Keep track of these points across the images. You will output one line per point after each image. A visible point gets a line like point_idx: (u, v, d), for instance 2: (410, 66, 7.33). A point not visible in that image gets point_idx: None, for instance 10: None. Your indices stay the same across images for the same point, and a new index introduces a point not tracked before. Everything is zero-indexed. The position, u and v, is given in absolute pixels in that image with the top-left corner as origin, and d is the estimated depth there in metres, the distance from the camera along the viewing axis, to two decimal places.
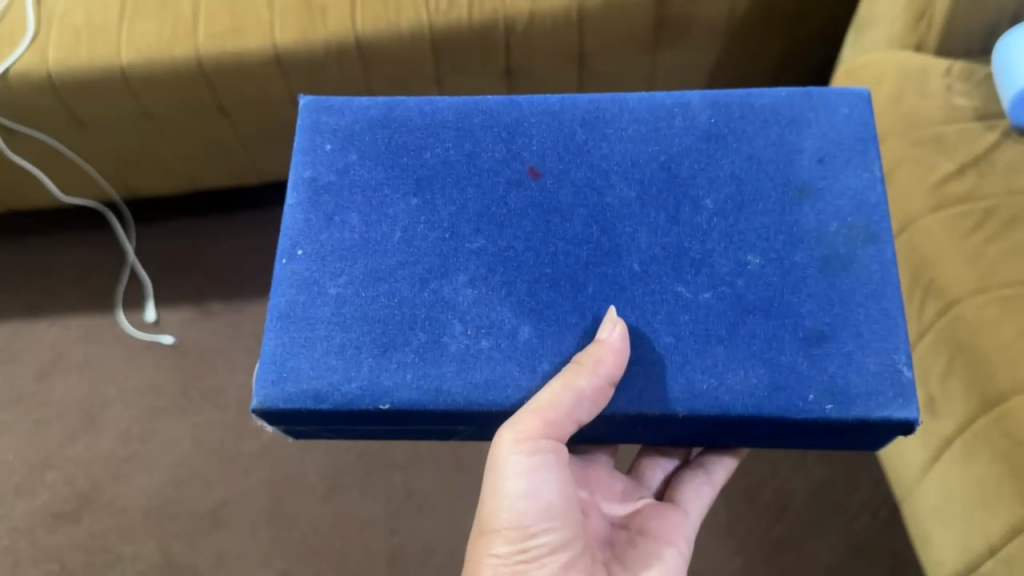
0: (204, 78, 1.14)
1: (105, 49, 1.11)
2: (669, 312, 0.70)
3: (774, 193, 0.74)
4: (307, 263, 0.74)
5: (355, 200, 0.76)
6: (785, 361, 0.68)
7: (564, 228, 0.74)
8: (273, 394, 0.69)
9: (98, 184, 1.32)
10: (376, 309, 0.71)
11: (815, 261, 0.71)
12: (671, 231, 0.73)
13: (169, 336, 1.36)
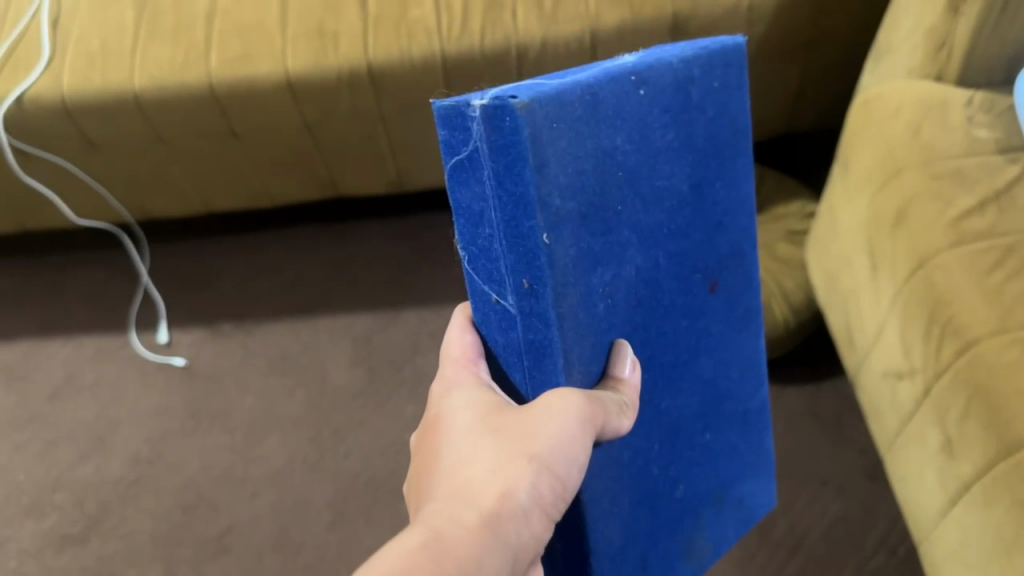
0: (216, 102, 1.14)
1: (118, 73, 1.12)
2: (641, 465, 0.70)
3: (713, 484, 0.81)
4: (632, 102, 0.59)
5: (678, 138, 0.64)
6: (634, 547, 0.71)
7: (679, 328, 0.71)
8: (552, 98, 0.52)
9: (111, 206, 1.33)
10: (592, 195, 0.57)
11: (693, 515, 0.79)
12: (684, 413, 0.75)
13: (180, 358, 1.36)
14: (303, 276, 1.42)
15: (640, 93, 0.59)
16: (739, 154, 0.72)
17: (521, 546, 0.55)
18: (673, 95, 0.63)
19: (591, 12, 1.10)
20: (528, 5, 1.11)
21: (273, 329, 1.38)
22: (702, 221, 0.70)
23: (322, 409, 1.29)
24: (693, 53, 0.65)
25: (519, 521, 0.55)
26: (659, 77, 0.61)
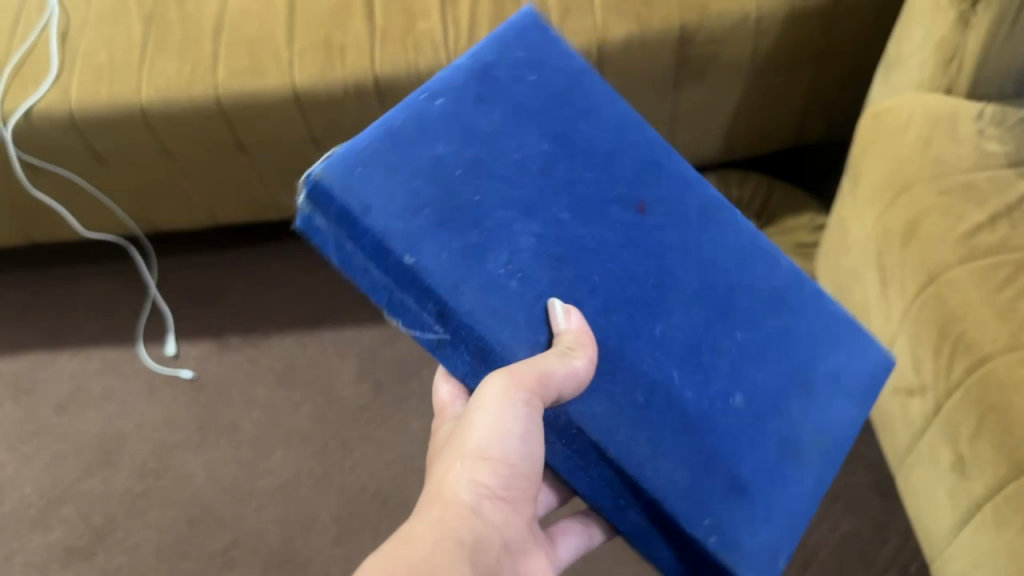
0: (223, 115, 1.14)
1: (125, 87, 1.12)
2: (668, 393, 0.70)
3: (786, 369, 0.77)
4: (429, 124, 0.67)
5: (506, 113, 0.71)
6: (714, 483, 0.71)
7: (632, 253, 0.72)
8: (342, 155, 0.63)
9: (119, 218, 1.33)
10: (454, 194, 0.65)
11: (777, 414, 0.75)
12: (703, 324, 0.73)
13: (187, 371, 1.36)
14: (301, 297, 1.41)
15: (435, 103, 0.68)
16: (591, 89, 0.76)
17: (489, 532, 0.62)
18: (479, 87, 0.71)
19: (598, 25, 1.10)
20: None
21: (279, 341, 1.38)
22: (587, 152, 0.73)
23: (328, 422, 1.29)
24: (477, 49, 0.73)
25: (468, 518, 0.61)
26: (449, 84, 0.70)
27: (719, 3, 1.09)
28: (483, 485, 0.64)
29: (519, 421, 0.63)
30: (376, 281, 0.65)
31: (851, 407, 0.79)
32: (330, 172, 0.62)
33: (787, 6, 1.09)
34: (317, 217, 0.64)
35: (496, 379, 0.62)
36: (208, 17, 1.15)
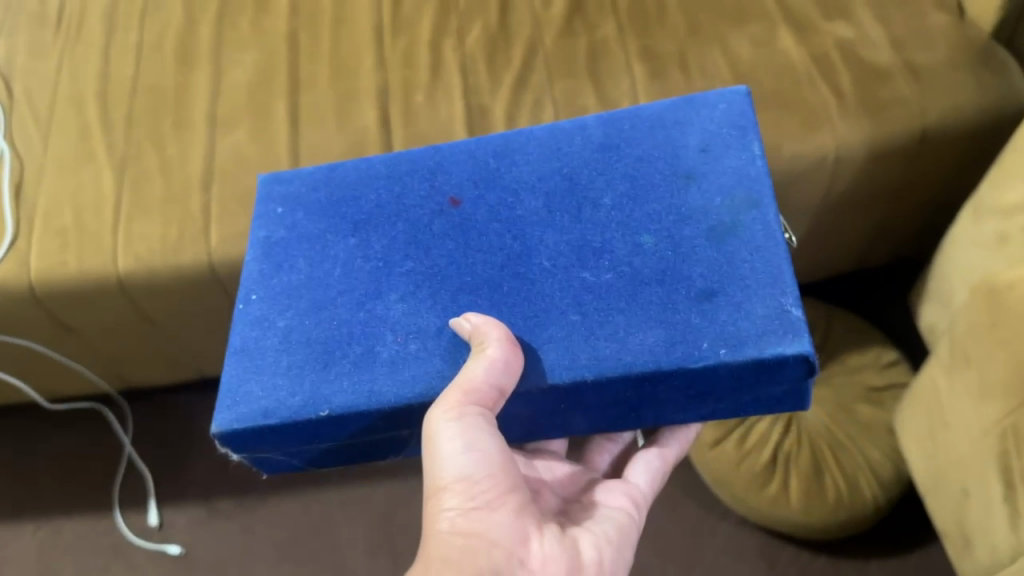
0: (217, 283, 0.95)
1: (99, 257, 0.93)
2: (592, 290, 0.67)
3: (661, 182, 0.72)
4: (264, 314, 0.71)
5: (307, 254, 0.74)
6: (682, 313, 0.64)
7: (481, 241, 0.71)
8: (237, 355, 0.69)
9: (88, 379, 1.13)
10: (318, 336, 0.69)
11: (711, 239, 0.68)
12: (576, 227, 0.70)
13: (175, 546, 1.18)
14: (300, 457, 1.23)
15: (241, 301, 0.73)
16: (352, 175, 0.78)
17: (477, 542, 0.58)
18: (264, 254, 0.75)
19: None
20: None
21: (278, 505, 1.20)
22: (381, 219, 0.75)
23: None
24: (263, 232, 0.76)
25: (444, 548, 0.58)
26: (251, 276, 0.74)
27: (792, 143, 0.95)
28: (456, 506, 0.60)
29: (464, 435, 0.59)
30: (330, 449, 0.70)
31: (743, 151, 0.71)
32: (228, 430, 0.66)
33: (868, 144, 0.95)
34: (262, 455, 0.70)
35: (433, 411, 0.61)
36: (195, 164, 0.97)
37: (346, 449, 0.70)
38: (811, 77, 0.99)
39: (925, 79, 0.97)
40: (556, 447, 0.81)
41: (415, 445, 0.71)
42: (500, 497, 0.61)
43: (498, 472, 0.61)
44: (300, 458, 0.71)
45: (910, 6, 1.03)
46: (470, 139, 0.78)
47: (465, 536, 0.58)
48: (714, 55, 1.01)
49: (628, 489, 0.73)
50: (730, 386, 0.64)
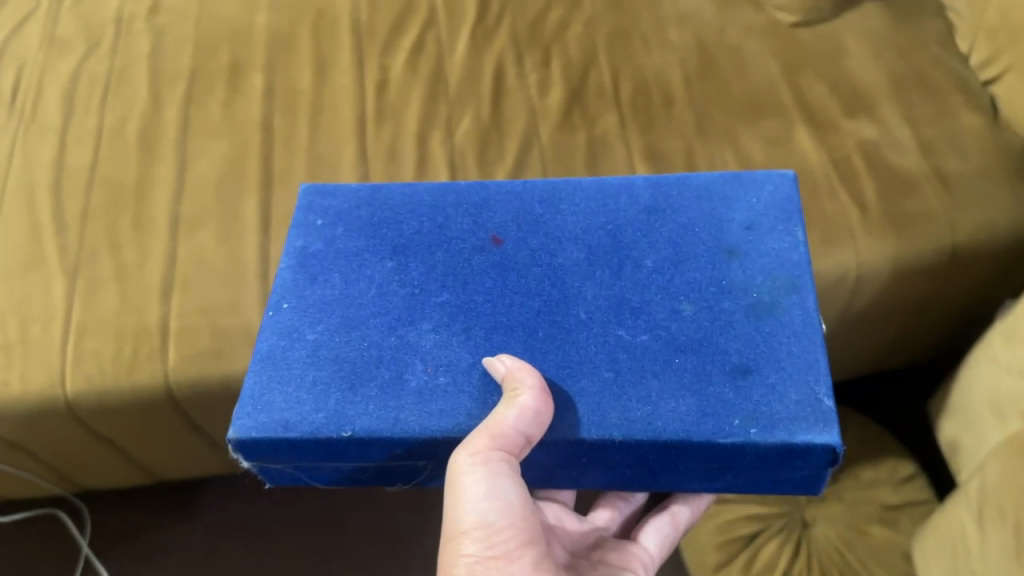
0: (175, 405, 0.87)
1: (43, 378, 0.84)
2: (630, 351, 0.58)
3: (703, 253, 0.63)
4: (295, 324, 0.61)
5: (342, 267, 0.64)
6: (717, 387, 0.56)
7: (518, 283, 0.62)
8: (260, 359, 0.60)
9: (36, 483, 1.03)
10: (348, 356, 0.59)
11: (761, 315, 0.59)
12: (617, 284, 0.62)
13: None
14: (292, 507, 1.15)
15: (270, 304, 0.62)
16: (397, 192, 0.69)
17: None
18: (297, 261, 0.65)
19: None
20: None
21: None
22: (427, 243, 0.65)
23: None
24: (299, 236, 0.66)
25: None
26: (281, 280, 0.64)
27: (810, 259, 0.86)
28: (475, 552, 0.54)
29: (487, 483, 0.53)
30: (339, 472, 0.60)
31: (788, 230, 0.63)
32: (249, 435, 0.56)
33: (893, 261, 0.87)
34: (267, 466, 0.60)
35: (455, 454, 0.54)
36: (154, 271, 0.88)
37: (354, 474, 0.60)
38: (831, 184, 0.90)
39: (956, 189, 0.88)
40: (563, 497, 0.75)
41: (429, 478, 0.61)
42: (520, 548, 0.55)
43: (519, 523, 0.55)
44: (309, 475, 0.61)
45: (941, 103, 0.94)
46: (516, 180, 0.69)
47: None
48: (725, 154, 0.92)
49: (639, 555, 0.70)
50: (756, 471, 0.56)
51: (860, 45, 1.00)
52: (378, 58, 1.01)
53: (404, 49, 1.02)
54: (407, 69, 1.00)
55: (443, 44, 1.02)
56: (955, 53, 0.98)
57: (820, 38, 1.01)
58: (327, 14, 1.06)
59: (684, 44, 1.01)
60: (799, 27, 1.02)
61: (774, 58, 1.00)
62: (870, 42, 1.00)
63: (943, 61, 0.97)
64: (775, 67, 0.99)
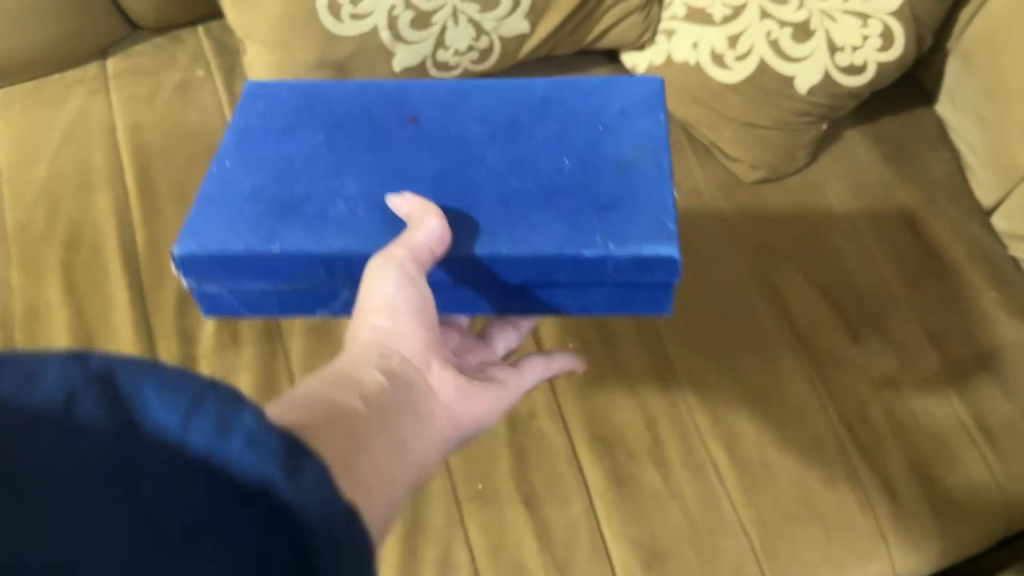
0: None
1: None
2: (523, 185, 0.49)
3: (586, 125, 0.53)
4: (232, 173, 0.51)
5: (279, 140, 0.52)
6: (589, 219, 0.48)
7: (427, 147, 0.52)
8: (204, 207, 0.49)
9: None
10: (278, 194, 0.49)
11: (659, 169, 0.50)
12: (517, 143, 0.52)
13: None
14: None
15: (222, 156, 0.52)
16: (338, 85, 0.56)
17: (395, 357, 0.41)
18: (236, 136, 0.52)
19: None
20: None
21: None
22: (359, 118, 0.54)
23: None
24: (242, 116, 0.54)
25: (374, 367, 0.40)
26: (229, 139, 0.52)
27: None
28: (383, 324, 0.42)
29: (410, 283, 0.42)
30: (262, 294, 0.51)
31: (658, 107, 0.53)
32: (191, 254, 0.47)
33: (936, 563, 0.65)
34: (207, 288, 0.50)
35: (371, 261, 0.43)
36: None
37: (283, 302, 0.51)
38: (850, 460, 0.66)
39: (1007, 447, 0.66)
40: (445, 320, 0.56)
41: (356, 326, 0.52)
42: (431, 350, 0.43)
43: (432, 322, 0.43)
44: (238, 303, 0.52)
45: (969, 306, 0.70)
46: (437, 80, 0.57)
47: (394, 377, 0.40)
48: (697, 428, 0.66)
49: (518, 377, 0.50)
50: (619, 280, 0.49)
51: (852, 211, 0.73)
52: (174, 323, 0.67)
53: None
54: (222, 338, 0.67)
55: None
56: (974, 209, 0.74)
57: (797, 204, 0.73)
58: (82, 245, 0.70)
59: None
60: (763, 185, 0.74)
61: (741, 246, 0.72)
62: (865, 206, 0.73)
63: (963, 228, 0.73)
64: (742, 260, 0.71)
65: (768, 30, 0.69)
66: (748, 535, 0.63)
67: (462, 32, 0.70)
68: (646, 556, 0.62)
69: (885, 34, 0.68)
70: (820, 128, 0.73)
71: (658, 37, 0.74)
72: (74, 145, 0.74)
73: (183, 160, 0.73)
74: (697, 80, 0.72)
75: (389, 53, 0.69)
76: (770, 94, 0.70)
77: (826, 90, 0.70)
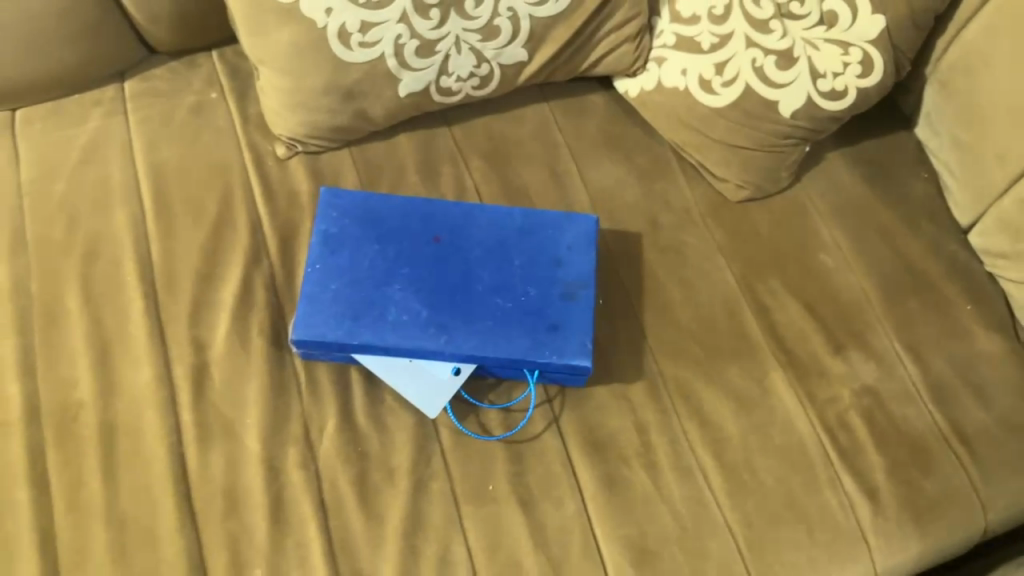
0: None
1: None
2: (493, 326, 0.66)
3: (543, 265, 0.69)
4: (323, 277, 0.67)
5: (346, 228, 0.69)
6: (545, 344, 0.66)
7: (440, 279, 0.68)
8: (306, 305, 0.66)
9: None
10: (354, 299, 0.66)
11: (588, 315, 0.68)
12: (503, 280, 0.68)
13: None
14: None
15: (318, 224, 0.69)
16: (392, 197, 0.71)
17: None
18: (328, 210, 0.70)
19: None
20: None
21: None
22: (400, 223, 0.70)
23: None
24: (328, 201, 0.70)
25: None
26: (324, 211, 0.70)
27: None
28: None
29: None
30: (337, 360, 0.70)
31: (593, 249, 0.70)
32: (300, 337, 0.65)
33: (917, 564, 0.68)
34: (308, 353, 0.69)
35: None
36: None
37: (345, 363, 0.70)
38: (831, 467, 0.69)
39: (984, 455, 0.69)
40: None
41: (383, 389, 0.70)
42: None
43: None
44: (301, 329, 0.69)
45: (947, 320, 0.73)
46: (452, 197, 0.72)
47: None
48: (686, 433, 0.69)
49: None
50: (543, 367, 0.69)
51: (834, 228, 0.76)
52: (187, 331, 0.70)
53: (226, 309, 0.71)
54: (233, 345, 0.70)
55: (278, 292, 0.72)
56: (951, 227, 0.77)
57: (782, 221, 0.77)
58: (100, 257, 0.73)
59: (610, 252, 0.75)
60: (749, 204, 0.78)
61: (728, 262, 0.75)
62: (846, 224, 0.77)
63: (941, 246, 0.76)
64: (729, 274, 0.75)
65: (754, 58, 0.73)
66: (734, 536, 0.66)
67: (464, 61, 0.74)
68: (637, 554, 0.65)
69: (864, 62, 0.72)
70: (803, 149, 0.77)
71: (651, 65, 0.78)
72: (92, 162, 0.77)
73: (196, 177, 0.77)
74: (687, 104, 0.76)
75: (395, 79, 0.73)
76: (755, 117, 0.74)
77: (808, 114, 0.74)
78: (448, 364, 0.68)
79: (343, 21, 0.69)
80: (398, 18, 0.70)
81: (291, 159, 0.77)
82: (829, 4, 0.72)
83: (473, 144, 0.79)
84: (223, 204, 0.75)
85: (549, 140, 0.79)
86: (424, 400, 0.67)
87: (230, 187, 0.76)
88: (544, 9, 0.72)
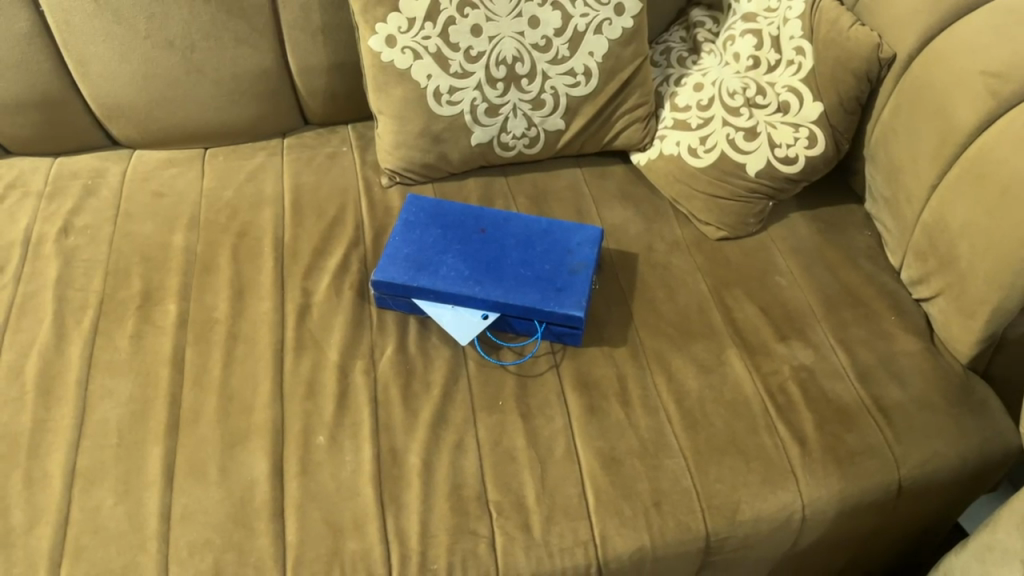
0: None
1: None
2: (515, 284, 0.90)
3: (557, 252, 0.94)
4: (399, 245, 0.94)
5: (421, 218, 0.97)
6: (551, 298, 0.89)
7: (481, 253, 0.93)
8: (385, 260, 0.93)
9: None
10: (418, 259, 0.93)
11: (586, 284, 0.91)
12: (526, 258, 0.93)
13: None
14: None
15: (402, 215, 0.97)
16: (455, 204, 0.99)
17: None
18: (411, 208, 0.98)
19: (595, 537, 0.79)
20: (509, 525, 0.79)
21: None
22: (458, 219, 0.97)
23: None
24: (412, 203, 0.99)
25: None
26: (408, 209, 0.98)
27: (753, 502, 0.81)
28: None
29: None
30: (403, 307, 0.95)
31: (595, 245, 0.94)
32: (377, 277, 0.91)
33: (840, 501, 0.83)
34: (383, 299, 0.94)
35: None
36: (43, 534, 0.78)
37: (409, 311, 0.95)
38: (770, 418, 0.86)
39: (899, 422, 0.85)
40: None
41: (432, 331, 0.94)
42: None
43: None
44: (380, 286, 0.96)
45: (876, 326, 0.92)
46: (499, 210, 1.00)
47: None
48: (657, 384, 0.89)
49: None
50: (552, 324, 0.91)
51: (790, 261, 0.99)
52: (300, 282, 0.97)
53: (329, 270, 0.98)
54: (330, 293, 0.96)
55: (367, 265, 1.00)
56: (887, 267, 0.98)
57: (749, 254, 1.00)
58: (247, 234, 1.03)
59: (613, 260, 1.00)
60: (725, 242, 1.02)
61: (704, 277, 0.98)
62: (800, 258, 0.99)
63: (877, 278, 0.97)
64: (704, 284, 0.97)
65: (728, 132, 1.00)
66: (684, 458, 0.84)
67: (519, 123, 1.04)
68: (605, 461, 0.83)
69: (810, 137, 0.98)
70: (768, 204, 1.02)
71: (656, 141, 1.06)
72: (253, 181, 1.09)
73: (323, 193, 1.07)
74: (680, 165, 1.03)
75: (470, 131, 1.03)
76: (729, 173, 1.00)
77: (768, 174, 0.99)
78: (481, 313, 0.92)
79: (439, 84, 1.00)
80: (475, 85, 1.01)
81: (391, 187, 1.08)
82: (783, 97, 1.00)
83: (522, 187, 1.08)
84: (338, 210, 1.05)
85: (577, 189, 1.07)
86: (461, 335, 0.91)
87: (345, 201, 1.06)
88: (578, 90, 1.03)
